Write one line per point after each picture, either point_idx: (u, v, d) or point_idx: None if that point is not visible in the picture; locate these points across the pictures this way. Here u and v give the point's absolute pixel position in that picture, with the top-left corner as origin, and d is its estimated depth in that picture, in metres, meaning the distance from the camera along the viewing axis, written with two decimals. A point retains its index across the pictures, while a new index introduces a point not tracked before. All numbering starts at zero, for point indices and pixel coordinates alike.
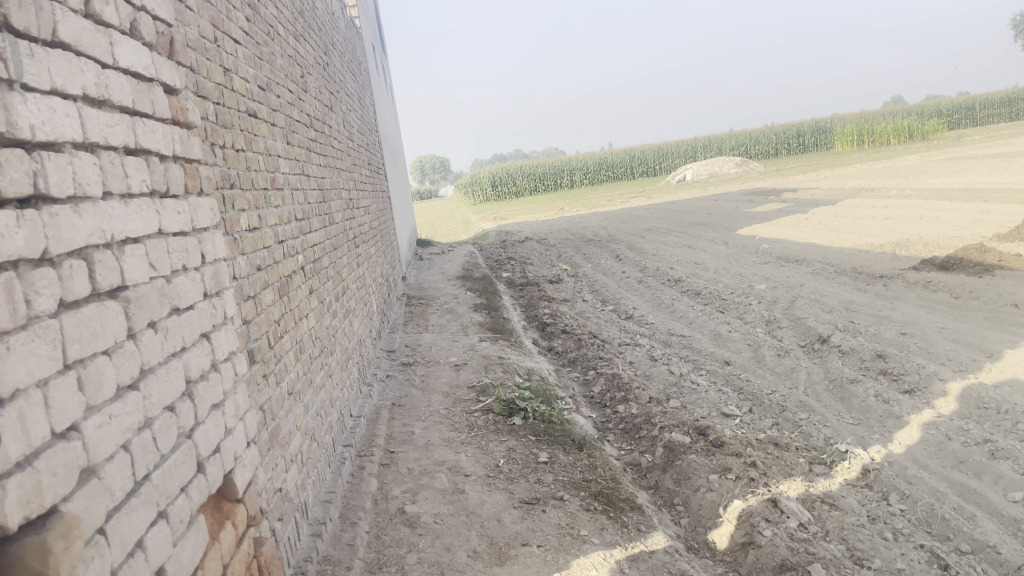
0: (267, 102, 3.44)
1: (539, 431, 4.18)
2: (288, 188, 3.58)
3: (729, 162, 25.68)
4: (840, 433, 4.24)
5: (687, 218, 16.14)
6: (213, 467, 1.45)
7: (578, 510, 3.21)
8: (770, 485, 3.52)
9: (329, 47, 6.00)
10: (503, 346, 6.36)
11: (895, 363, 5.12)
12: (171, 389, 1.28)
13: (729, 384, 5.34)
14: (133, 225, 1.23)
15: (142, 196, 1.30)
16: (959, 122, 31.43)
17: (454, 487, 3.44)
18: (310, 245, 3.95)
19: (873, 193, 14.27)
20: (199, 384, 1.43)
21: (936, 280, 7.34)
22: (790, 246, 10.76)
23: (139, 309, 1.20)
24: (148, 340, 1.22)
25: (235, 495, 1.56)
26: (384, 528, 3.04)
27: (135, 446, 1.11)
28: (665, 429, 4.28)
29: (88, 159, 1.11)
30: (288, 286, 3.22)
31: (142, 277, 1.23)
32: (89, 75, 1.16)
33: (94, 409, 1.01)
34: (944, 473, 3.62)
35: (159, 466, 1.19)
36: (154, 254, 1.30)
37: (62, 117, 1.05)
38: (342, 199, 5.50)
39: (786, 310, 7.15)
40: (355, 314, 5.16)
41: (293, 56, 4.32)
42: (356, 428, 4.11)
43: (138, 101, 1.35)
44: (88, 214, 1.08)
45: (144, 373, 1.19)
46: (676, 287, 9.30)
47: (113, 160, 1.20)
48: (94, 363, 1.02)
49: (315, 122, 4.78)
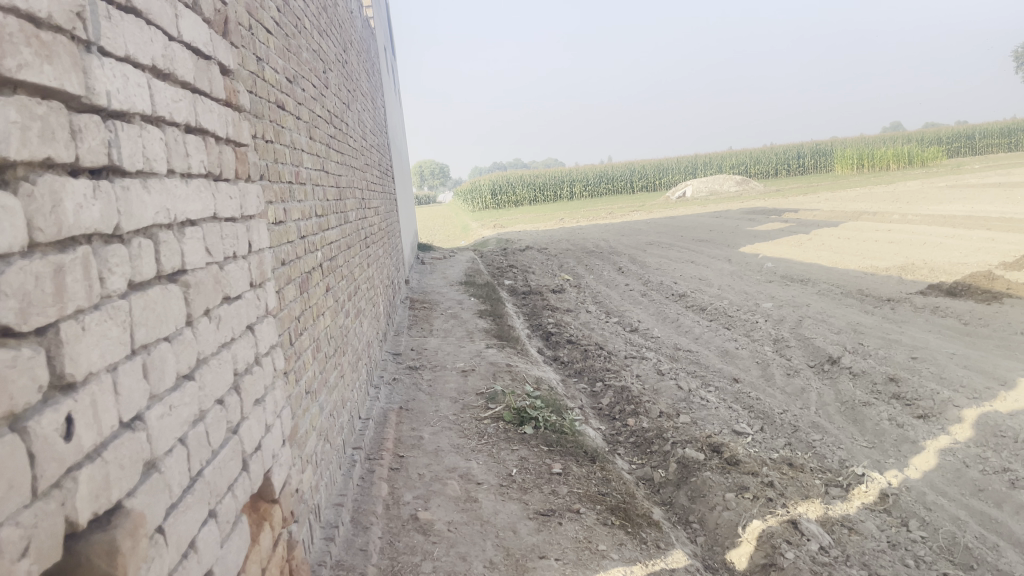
0: (294, 95, 3.38)
1: (551, 441, 4.11)
2: (309, 183, 3.51)
3: (730, 180, 25.72)
4: (855, 456, 4.19)
5: (689, 234, 16.13)
6: (255, 465, 1.38)
7: (595, 524, 3.14)
8: (788, 506, 3.47)
9: (347, 45, 5.94)
10: (510, 353, 6.29)
11: (907, 387, 5.07)
12: (222, 381, 1.22)
13: (738, 401, 5.28)
14: (193, 207, 1.17)
15: (200, 178, 1.24)
16: (959, 151, 31.60)
17: (467, 495, 3.37)
18: (328, 242, 3.88)
19: (875, 216, 14.30)
20: (245, 376, 1.37)
21: (944, 305, 7.31)
22: (795, 266, 10.74)
23: (197, 294, 1.14)
24: (204, 327, 1.16)
25: (272, 496, 1.49)
26: (397, 534, 2.97)
27: (190, 440, 1.05)
28: (678, 445, 4.22)
29: (155, 134, 1.05)
30: (307, 283, 3.16)
31: (199, 262, 1.17)
32: (158, 45, 1.10)
33: (156, 399, 0.95)
34: (964, 500, 3.57)
35: (211, 462, 1.13)
36: (209, 238, 1.24)
37: (134, 86, 0.99)
38: (355, 198, 5.43)
39: (793, 329, 7.11)
40: (364, 314, 5.09)
41: (317, 52, 4.28)
42: (365, 430, 4.03)
43: (199, 78, 1.29)
44: (155, 192, 1.02)
45: (199, 362, 1.13)
46: (681, 301, 9.26)
47: (176, 137, 1.14)
48: (157, 349, 0.97)
49: (334, 119, 4.72)
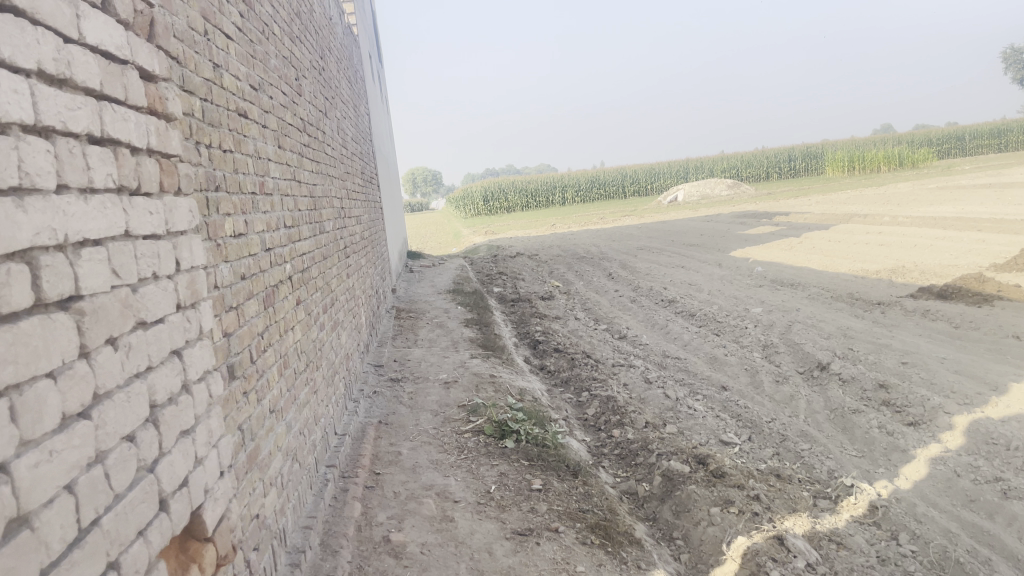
0: (259, 102, 3.26)
1: (532, 455, 4.01)
2: (277, 193, 3.41)
3: (721, 184, 25.66)
4: (843, 466, 4.09)
5: (680, 238, 16.05)
6: (180, 504, 1.27)
7: (574, 543, 3.03)
8: (774, 520, 3.36)
9: (325, 51, 5.84)
10: (495, 363, 6.18)
11: (898, 394, 4.97)
12: (131, 416, 1.11)
13: (726, 410, 5.18)
14: (94, 225, 1.06)
15: (107, 193, 1.12)
16: (949, 152, 31.67)
17: (442, 514, 3.26)
18: (299, 254, 3.77)
19: (866, 218, 14.26)
20: (167, 408, 1.26)
21: (935, 308, 7.24)
22: (785, 270, 10.67)
23: (96, 322, 1.03)
24: (105, 358, 1.05)
25: (204, 535, 1.39)
26: (368, 558, 2.85)
27: (82, 487, 0.95)
28: (663, 457, 4.11)
29: (40, 145, 0.95)
30: (273, 297, 3.04)
31: (101, 286, 1.06)
32: (48, 47, 0.99)
33: (29, 445, 0.86)
34: (955, 512, 3.47)
35: (112, 507, 1.02)
36: (119, 259, 1.13)
37: (8, 93, 0.89)
38: (333, 207, 5.31)
39: (783, 334, 7.01)
40: (343, 327, 4.98)
41: (288, 59, 4.17)
42: (341, 447, 3.91)
43: (109, 84, 1.18)
44: (35, 209, 0.92)
45: (97, 399, 1.02)
46: (670, 307, 9.17)
47: (72, 148, 1.03)
48: (32, 389, 0.86)
49: (309, 127, 4.61)
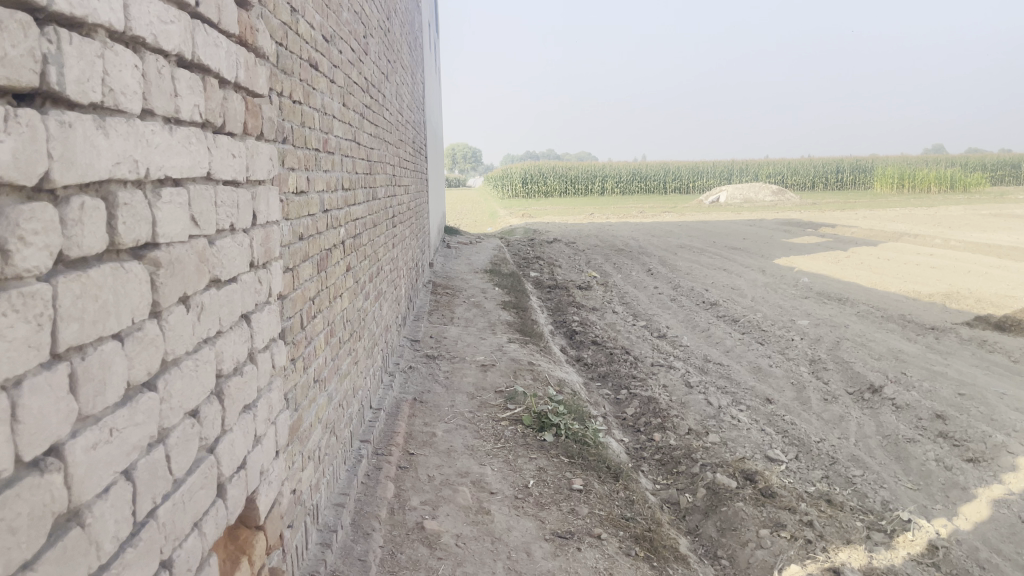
0: (329, 56, 3.11)
1: (572, 452, 3.84)
2: (338, 152, 3.25)
3: (766, 189, 25.18)
4: (899, 498, 3.88)
5: (722, 240, 15.71)
6: (236, 490, 1.12)
7: (617, 553, 2.87)
8: (828, 550, 3.17)
9: (390, 12, 5.67)
10: (532, 349, 6.01)
11: (956, 427, 4.73)
12: (197, 388, 0.95)
13: (771, 425, 4.96)
14: (177, 162, 0.91)
15: (192, 126, 0.97)
16: (1003, 178, 30.82)
17: (478, 505, 3.11)
18: (353, 219, 3.62)
19: (917, 238, 13.85)
20: (232, 379, 1.10)
21: (993, 339, 6.93)
22: (832, 283, 10.35)
23: (171, 277, 0.88)
24: (176, 320, 0.89)
25: (256, 521, 1.25)
26: (401, 545, 2.71)
27: (140, 472, 0.80)
28: (707, 468, 3.93)
29: (128, 57, 0.79)
30: (326, 261, 2.89)
31: (178, 234, 0.91)
32: None
33: (88, 420, 0.72)
34: (1020, 561, 3.27)
35: (169, 495, 0.87)
36: (198, 204, 0.97)
37: None
38: (386, 174, 5.16)
39: (830, 350, 6.76)
40: (385, 298, 4.84)
41: (359, 16, 4.00)
42: (375, 421, 3.77)
43: (204, 3, 1.02)
44: (115, 134, 0.77)
45: (165, 366, 0.87)
46: (712, 310, 8.94)
47: (161, 68, 0.87)
48: (98, 353, 0.73)
49: (371, 88, 4.45)
